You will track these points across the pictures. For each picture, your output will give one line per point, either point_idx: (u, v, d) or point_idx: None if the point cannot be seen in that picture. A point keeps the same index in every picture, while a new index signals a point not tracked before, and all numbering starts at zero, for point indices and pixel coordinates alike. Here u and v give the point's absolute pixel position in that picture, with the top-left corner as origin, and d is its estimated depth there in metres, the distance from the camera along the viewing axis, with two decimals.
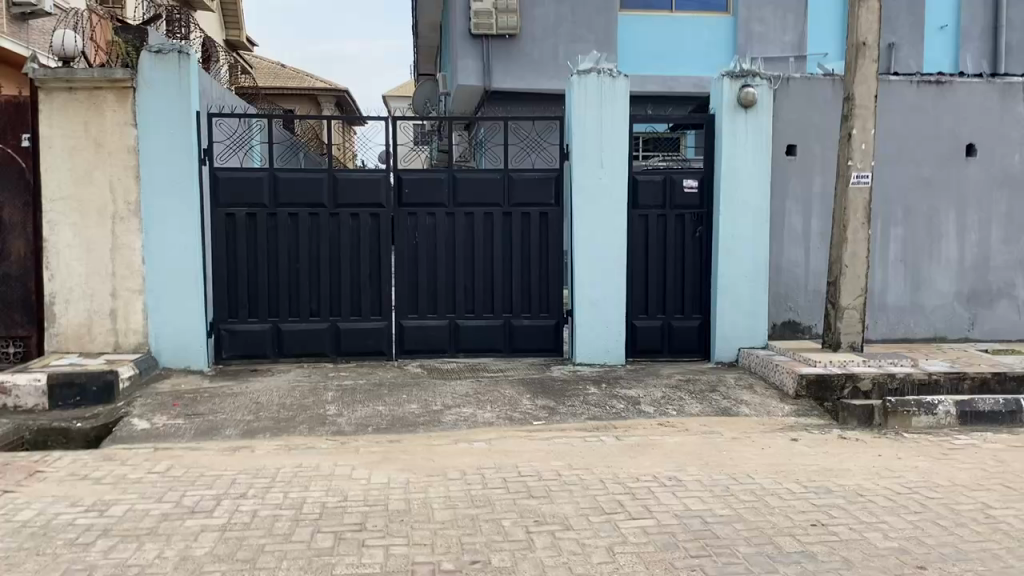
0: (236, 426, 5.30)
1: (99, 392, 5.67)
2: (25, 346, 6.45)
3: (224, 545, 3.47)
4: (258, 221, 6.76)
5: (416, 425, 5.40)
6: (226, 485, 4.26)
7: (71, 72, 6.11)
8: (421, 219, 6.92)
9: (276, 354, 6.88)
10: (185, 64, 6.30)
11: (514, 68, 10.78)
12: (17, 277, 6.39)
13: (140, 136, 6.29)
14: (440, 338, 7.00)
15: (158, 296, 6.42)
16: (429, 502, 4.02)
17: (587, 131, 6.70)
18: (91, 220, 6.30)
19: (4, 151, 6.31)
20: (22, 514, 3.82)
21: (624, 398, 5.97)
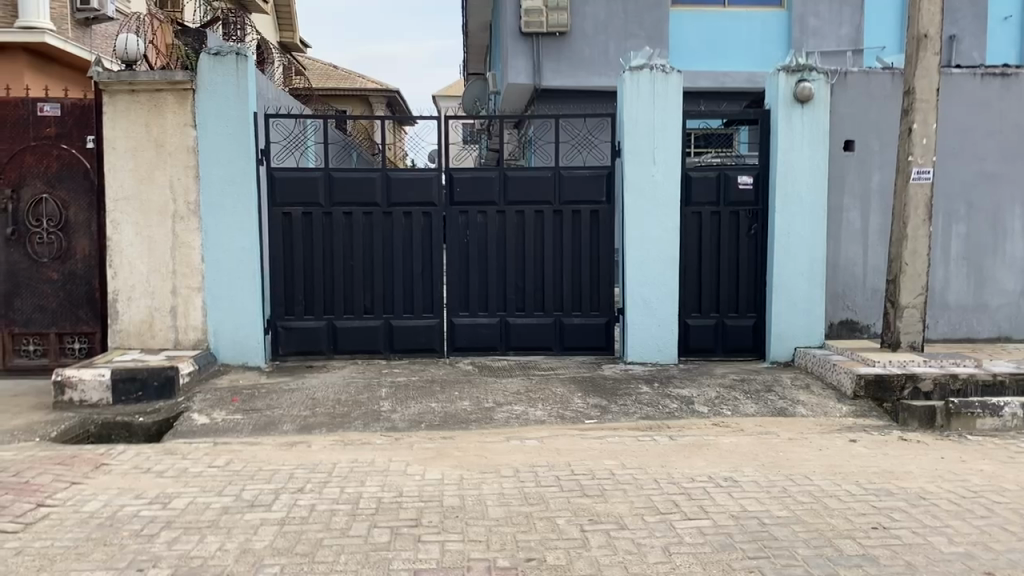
0: (292, 422, 5.38)
1: (160, 387, 5.79)
2: (89, 342, 6.63)
3: (284, 539, 3.53)
4: (313, 221, 6.86)
5: (468, 422, 5.42)
6: (284, 479, 4.32)
7: (134, 75, 6.26)
8: (472, 218, 6.94)
9: (331, 350, 6.97)
10: (242, 65, 6.42)
11: (565, 66, 10.74)
12: (82, 275, 6.58)
13: (199, 137, 6.42)
14: (491, 336, 7.02)
15: (217, 294, 6.56)
16: (483, 499, 4.03)
17: (640, 128, 6.65)
18: (152, 220, 6.45)
19: (69, 152, 6.49)
20: (89, 505, 3.93)
21: (677, 397, 5.90)
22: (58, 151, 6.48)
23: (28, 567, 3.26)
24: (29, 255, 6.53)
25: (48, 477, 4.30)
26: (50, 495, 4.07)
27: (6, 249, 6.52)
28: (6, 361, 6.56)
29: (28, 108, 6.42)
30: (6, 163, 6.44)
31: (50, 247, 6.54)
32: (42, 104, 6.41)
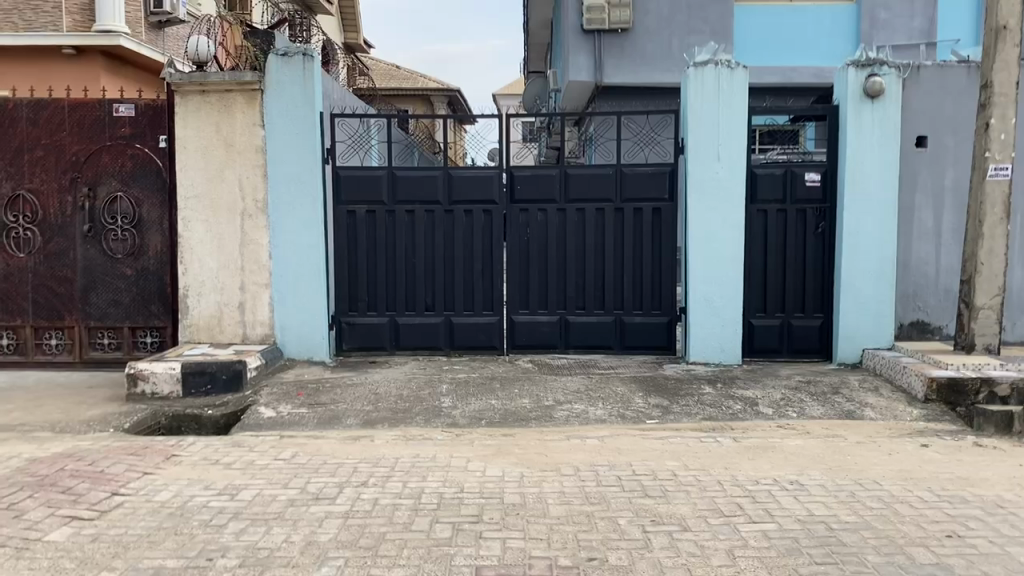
0: (355, 417, 5.44)
1: (229, 380, 5.92)
2: (161, 335, 6.82)
3: (348, 532, 3.57)
4: (376, 219, 6.94)
5: (528, 420, 5.42)
6: (348, 473, 4.38)
7: (205, 76, 6.41)
8: (533, 215, 6.94)
9: (393, 347, 7.04)
10: (309, 66, 6.53)
11: (627, 64, 10.58)
12: (155, 271, 6.77)
13: (267, 137, 6.55)
14: (551, 334, 7.00)
15: (283, 290, 6.69)
16: (544, 497, 4.02)
17: (704, 124, 6.57)
18: (221, 218, 6.60)
19: (143, 152, 6.68)
20: (160, 495, 4.05)
21: (741, 398, 5.81)
22: (132, 150, 6.68)
23: (104, 553, 3.37)
24: (105, 251, 6.74)
25: (122, 467, 4.44)
26: (124, 484, 4.19)
27: (83, 245, 6.74)
28: (83, 354, 6.79)
29: (104, 109, 6.63)
30: (83, 163, 6.67)
31: (124, 243, 6.75)
32: (117, 105, 6.61)
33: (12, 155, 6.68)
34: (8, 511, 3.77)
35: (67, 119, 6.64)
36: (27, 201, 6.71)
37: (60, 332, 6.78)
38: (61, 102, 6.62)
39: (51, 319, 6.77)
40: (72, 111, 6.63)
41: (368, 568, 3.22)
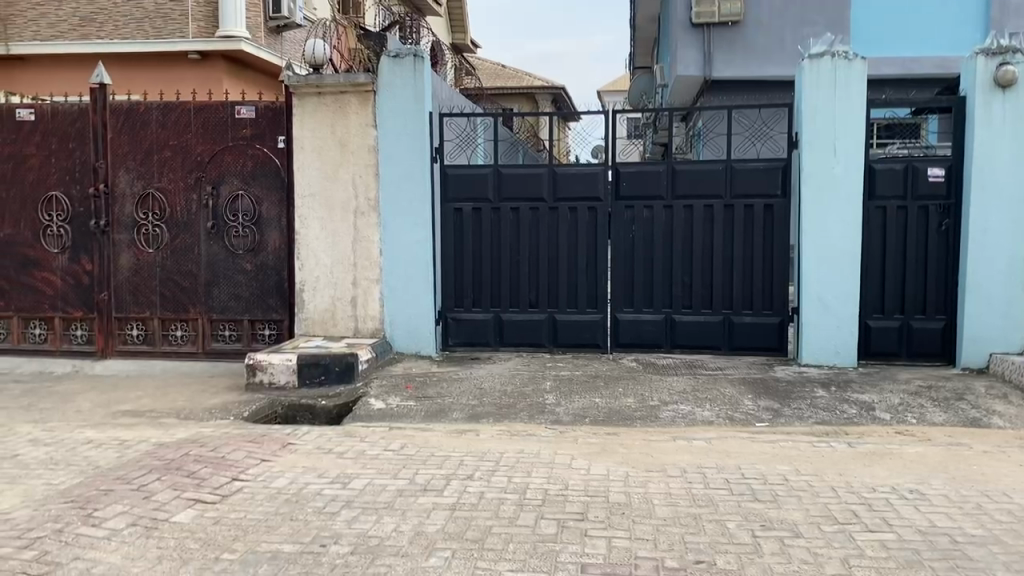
0: (461, 410, 5.52)
1: (341, 372, 6.10)
2: (278, 328, 7.08)
3: (455, 524, 3.63)
4: (482, 216, 7.03)
5: (633, 419, 5.37)
6: (455, 466, 4.45)
7: (321, 78, 6.64)
8: (639, 212, 6.86)
9: (497, 343, 7.12)
10: (420, 66, 6.67)
11: (736, 57, 10.04)
12: (273, 266, 7.04)
13: (378, 137, 6.74)
14: (656, 333, 6.91)
15: (393, 285, 6.85)
16: (650, 497, 3.98)
17: (818, 118, 6.36)
18: (336, 215, 6.82)
19: (262, 152, 6.95)
20: (277, 482, 4.21)
21: (856, 403, 5.59)
22: (252, 150, 6.96)
23: (226, 535, 3.53)
24: (227, 247, 7.05)
25: (242, 454, 4.64)
26: (244, 470, 4.39)
27: (207, 241, 7.07)
28: (206, 345, 7.13)
29: (228, 111, 6.93)
30: (208, 163, 6.99)
31: (245, 240, 7.03)
32: (239, 107, 6.91)
33: (143, 156, 7.06)
34: (139, 491, 4.00)
35: (193, 121, 6.98)
36: (156, 199, 7.09)
37: (185, 323, 7.14)
38: (188, 105, 6.97)
39: (177, 311, 7.14)
40: (198, 113, 6.97)
41: (475, 560, 3.27)
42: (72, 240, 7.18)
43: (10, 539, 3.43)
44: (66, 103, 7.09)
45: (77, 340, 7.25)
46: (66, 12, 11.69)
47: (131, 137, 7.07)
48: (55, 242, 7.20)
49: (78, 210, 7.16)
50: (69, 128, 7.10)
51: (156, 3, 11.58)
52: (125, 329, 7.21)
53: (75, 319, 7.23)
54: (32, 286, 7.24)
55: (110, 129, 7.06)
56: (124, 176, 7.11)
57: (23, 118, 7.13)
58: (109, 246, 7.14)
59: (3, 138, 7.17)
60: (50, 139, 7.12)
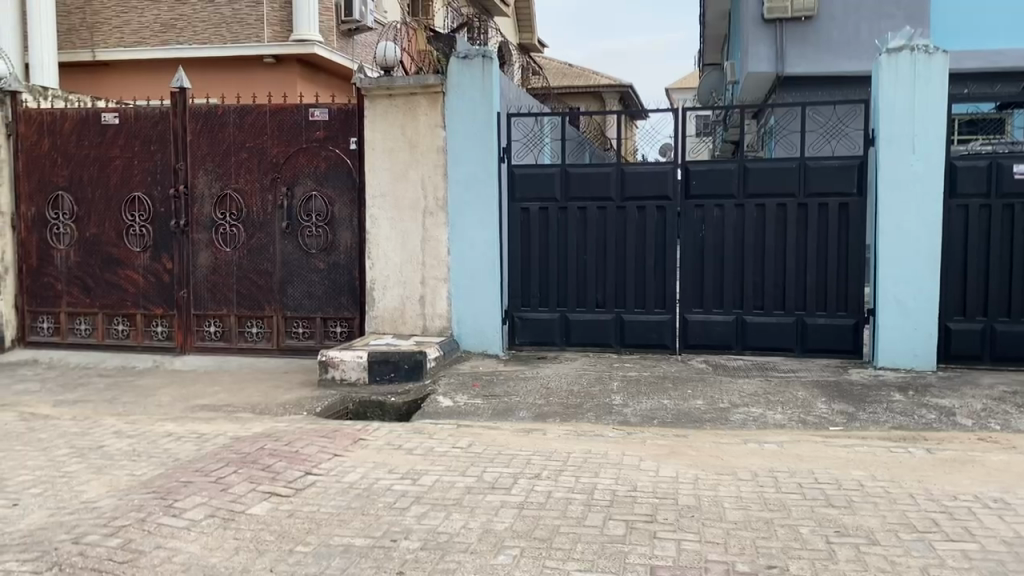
0: (528, 409, 5.54)
1: (410, 369, 6.19)
2: (349, 326, 7.21)
3: (523, 522, 3.64)
4: (549, 215, 7.03)
5: (703, 421, 5.30)
6: (522, 464, 4.47)
7: (392, 81, 6.75)
8: (709, 211, 6.77)
9: (564, 343, 7.12)
10: (489, 67, 6.71)
11: (811, 52, 9.56)
12: (344, 265, 7.17)
13: (447, 138, 6.82)
14: (726, 334, 6.81)
15: (460, 285, 6.92)
16: (720, 500, 3.92)
17: (896, 114, 6.18)
18: (405, 215, 6.94)
19: (335, 153, 7.09)
20: (349, 476, 4.30)
21: (936, 407, 5.41)
22: (326, 152, 7.10)
23: (299, 528, 3.62)
24: (300, 247, 7.21)
25: (314, 448, 4.75)
26: (317, 464, 4.48)
27: (281, 240, 7.24)
28: (279, 341, 7.31)
29: (302, 113, 7.09)
30: (283, 164, 7.16)
31: (318, 239, 7.19)
32: (313, 109, 7.06)
33: (221, 158, 7.27)
34: (218, 483, 4.12)
35: (268, 123, 7.16)
36: (233, 199, 7.29)
37: (260, 320, 7.33)
38: (264, 108, 7.15)
39: (253, 309, 7.32)
40: (273, 116, 7.14)
41: (544, 559, 3.28)
42: (154, 240, 7.43)
43: (97, 526, 3.58)
44: (149, 106, 7.35)
45: (157, 336, 7.52)
46: (148, 19, 12.10)
47: (209, 139, 7.28)
48: (138, 242, 7.47)
49: (159, 210, 7.41)
50: (151, 132, 7.36)
51: (233, 9, 11.91)
52: (203, 326, 7.43)
53: (156, 316, 7.49)
54: (116, 284, 7.52)
55: (189, 132, 7.29)
56: (203, 177, 7.33)
57: (108, 122, 7.41)
58: (188, 245, 7.37)
59: (90, 141, 7.47)
60: (134, 142, 7.40)
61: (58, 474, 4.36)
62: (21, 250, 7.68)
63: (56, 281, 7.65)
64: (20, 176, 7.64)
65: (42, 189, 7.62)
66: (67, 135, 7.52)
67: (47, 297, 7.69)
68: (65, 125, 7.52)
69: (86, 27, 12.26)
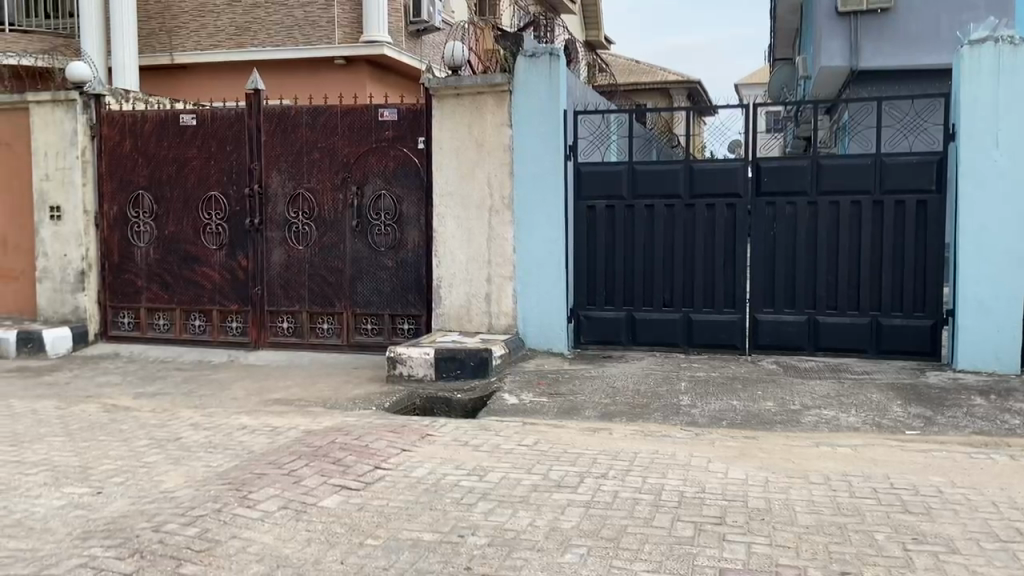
0: (594, 408, 5.51)
1: (476, 366, 6.24)
2: (416, 323, 7.30)
3: (590, 521, 3.63)
4: (616, 213, 6.99)
5: (774, 423, 5.20)
6: (589, 463, 4.45)
7: (459, 80, 6.83)
8: (781, 209, 6.64)
9: (630, 342, 7.06)
10: (556, 65, 6.71)
11: (887, 45, 9.18)
12: (412, 263, 7.25)
13: (514, 136, 6.84)
14: (798, 335, 6.67)
15: (526, 283, 6.94)
16: (791, 504, 3.85)
17: (978, 108, 5.96)
18: (471, 213, 6.98)
19: (403, 152, 7.18)
20: (417, 471, 4.35)
21: (1019, 412, 5.21)
22: (395, 151, 7.20)
23: (369, 522, 3.68)
24: (370, 245, 7.32)
25: (383, 443, 4.82)
26: (386, 459, 4.55)
27: (351, 239, 7.36)
28: (350, 337, 7.43)
29: (372, 113, 7.20)
30: (353, 164, 7.28)
31: (387, 237, 7.29)
32: (382, 109, 7.16)
33: (294, 158, 7.43)
34: (290, 476, 4.21)
35: (339, 123, 7.28)
36: (305, 198, 7.44)
37: (331, 317, 7.46)
38: (335, 108, 7.27)
39: (324, 305, 7.46)
40: (344, 116, 7.27)
41: (611, 559, 3.26)
42: (229, 238, 7.64)
43: (175, 515, 3.69)
44: (225, 108, 7.56)
45: (232, 331, 7.72)
46: (223, 22, 12.44)
47: (282, 139, 7.45)
48: (214, 240, 7.68)
49: (234, 209, 7.60)
50: (227, 132, 7.56)
51: (305, 11, 12.16)
52: (276, 322, 7.60)
53: (232, 312, 7.69)
54: (193, 280, 7.75)
55: (264, 132, 7.47)
56: (277, 176, 7.50)
57: (186, 123, 7.64)
58: (262, 243, 7.55)
59: (169, 142, 7.72)
60: (210, 142, 7.61)
61: (139, 464, 4.52)
62: (104, 247, 7.97)
63: (137, 277, 7.92)
64: (104, 176, 7.94)
65: (124, 188, 7.90)
66: (147, 136, 7.78)
67: (128, 293, 7.97)
68: (145, 126, 7.78)
69: (165, 31, 12.68)
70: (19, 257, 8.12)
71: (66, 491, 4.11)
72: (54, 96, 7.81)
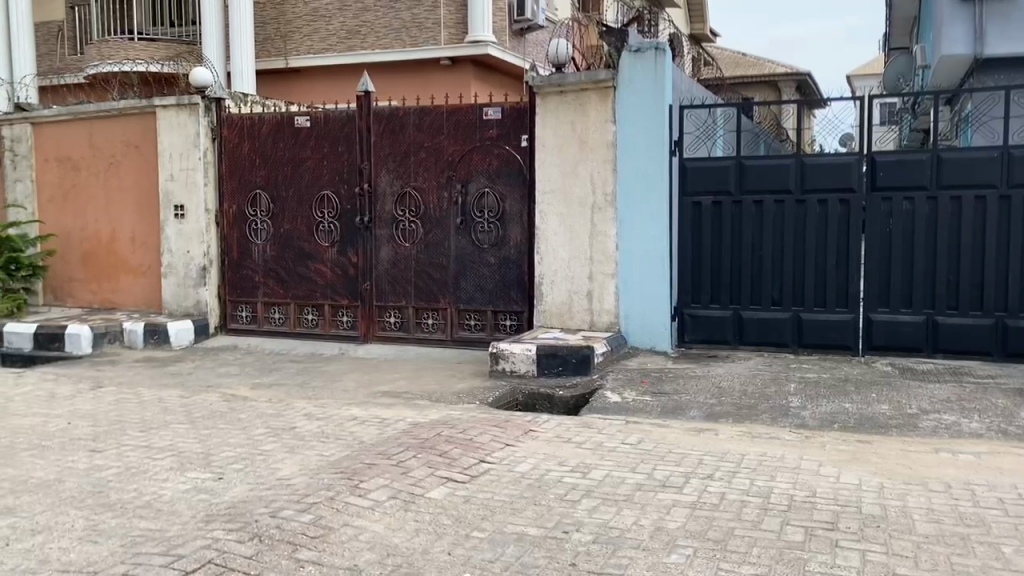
0: (699, 409, 5.43)
1: (578, 364, 6.26)
2: (518, 320, 7.35)
3: (696, 523, 3.59)
4: (723, 210, 6.87)
5: (889, 427, 5.01)
6: (694, 464, 4.40)
7: (563, 78, 6.86)
8: (897, 205, 6.37)
9: (736, 342, 6.92)
10: (661, 60, 6.65)
11: (1016, 31, 8.21)
12: (514, 260, 7.31)
13: (618, 133, 6.81)
14: (915, 336, 6.38)
15: (629, 281, 6.89)
16: (908, 511, 3.70)
17: None
18: (574, 210, 6.98)
19: (507, 150, 7.25)
20: (521, 466, 4.39)
21: None
22: (498, 150, 7.28)
23: (475, 514, 3.74)
24: (473, 241, 7.42)
25: (488, 437, 4.88)
26: (490, 453, 4.61)
27: (455, 236, 7.48)
28: (454, 333, 7.55)
29: (476, 113, 7.29)
30: (457, 162, 7.39)
31: (490, 235, 7.37)
32: (487, 108, 7.25)
33: (402, 157, 7.60)
34: (399, 466, 4.33)
35: (445, 123, 7.41)
36: (412, 197, 7.60)
37: (436, 312, 7.60)
38: (441, 108, 7.40)
39: (428, 301, 7.61)
40: (449, 116, 7.38)
41: (718, 561, 3.22)
42: (340, 235, 7.88)
43: (291, 502, 3.85)
44: (337, 109, 7.80)
45: (343, 325, 7.96)
46: (335, 26, 12.84)
47: (390, 139, 7.63)
48: (327, 237, 7.94)
49: (345, 207, 7.84)
50: (338, 132, 7.81)
51: (412, 13, 12.41)
52: (384, 317, 7.80)
53: (342, 307, 7.94)
54: (306, 276, 8.04)
55: (373, 132, 7.67)
56: (385, 176, 7.69)
57: (301, 124, 7.92)
58: (371, 240, 7.76)
59: (285, 143, 8.02)
60: (323, 143, 7.88)
61: (257, 452, 4.72)
62: (224, 244, 8.36)
63: (255, 272, 8.26)
64: (224, 177, 8.32)
65: (242, 188, 8.26)
66: (264, 137, 8.11)
67: (246, 288, 8.33)
68: (263, 129, 8.11)
69: (280, 36, 13.20)
70: (146, 255, 8.61)
71: (191, 476, 4.34)
72: (179, 101, 8.23)
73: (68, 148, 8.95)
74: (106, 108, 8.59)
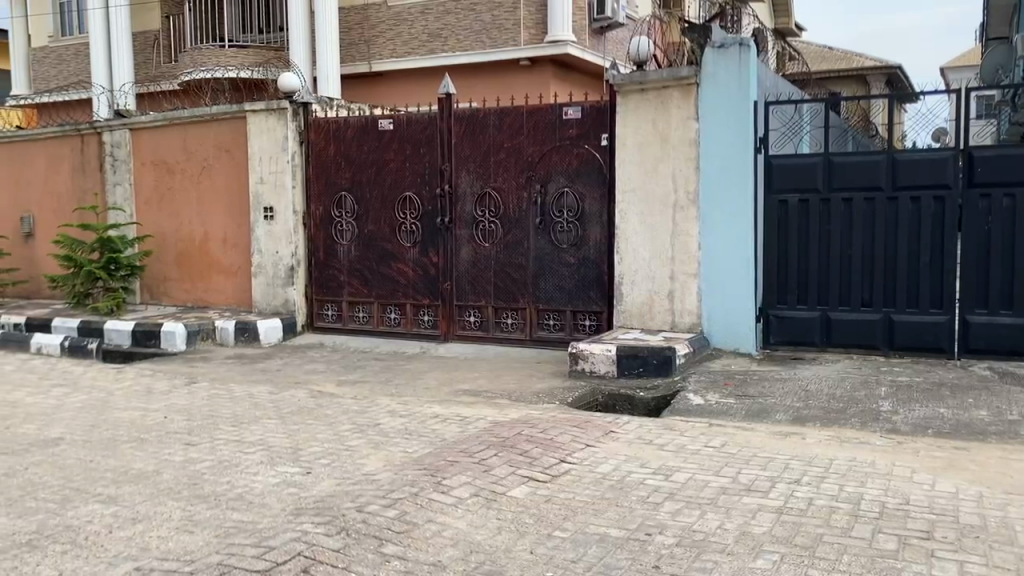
0: (785, 412, 5.31)
1: (659, 365, 6.20)
2: (597, 320, 7.32)
3: (783, 528, 3.51)
4: (810, 208, 6.70)
5: (987, 434, 4.80)
6: (780, 468, 4.31)
7: (644, 75, 6.80)
8: (996, 202, 6.13)
9: (824, 343, 6.74)
10: (745, 56, 6.53)
11: None
12: (594, 259, 7.28)
13: (700, 130, 6.72)
14: (1015, 338, 6.12)
15: (712, 280, 6.78)
16: (1010, 522, 3.54)
17: None
18: (655, 209, 6.91)
19: (587, 149, 7.23)
20: (602, 467, 4.38)
21: None
22: (578, 149, 7.26)
23: (556, 514, 3.74)
24: (553, 241, 7.43)
25: (568, 437, 4.89)
26: (571, 453, 4.62)
27: (535, 236, 7.49)
28: (533, 332, 7.56)
29: (556, 112, 7.30)
30: (538, 162, 7.41)
31: (570, 235, 7.36)
32: (567, 108, 7.24)
33: (482, 158, 7.66)
34: (480, 464, 4.36)
35: (525, 123, 7.43)
36: (493, 197, 7.65)
37: (515, 312, 7.63)
38: (521, 108, 7.43)
39: (509, 300, 7.65)
40: (530, 116, 7.40)
41: (807, 567, 3.15)
42: (422, 235, 7.99)
43: (377, 497, 3.91)
44: (419, 111, 7.91)
45: (425, 324, 8.08)
46: (417, 29, 13.02)
47: (471, 140, 7.70)
48: (409, 238, 8.07)
49: (427, 207, 7.95)
50: (421, 134, 7.92)
51: (493, 15, 12.50)
52: (465, 316, 7.87)
53: (424, 306, 8.05)
54: (390, 276, 8.18)
55: (455, 134, 7.76)
56: (466, 176, 7.76)
57: (384, 127, 8.07)
58: (452, 240, 7.85)
59: (370, 146, 8.18)
60: (406, 144, 8.00)
61: (342, 447, 4.83)
62: (310, 245, 8.57)
63: (340, 272, 8.45)
64: (311, 179, 8.54)
65: (328, 189, 8.46)
66: (349, 140, 8.29)
67: (332, 287, 8.52)
68: (348, 132, 8.30)
69: (364, 41, 13.53)
70: (237, 255, 8.91)
71: (281, 470, 4.47)
72: (268, 105, 8.48)
73: (163, 152, 9.33)
74: (200, 114, 8.92)
